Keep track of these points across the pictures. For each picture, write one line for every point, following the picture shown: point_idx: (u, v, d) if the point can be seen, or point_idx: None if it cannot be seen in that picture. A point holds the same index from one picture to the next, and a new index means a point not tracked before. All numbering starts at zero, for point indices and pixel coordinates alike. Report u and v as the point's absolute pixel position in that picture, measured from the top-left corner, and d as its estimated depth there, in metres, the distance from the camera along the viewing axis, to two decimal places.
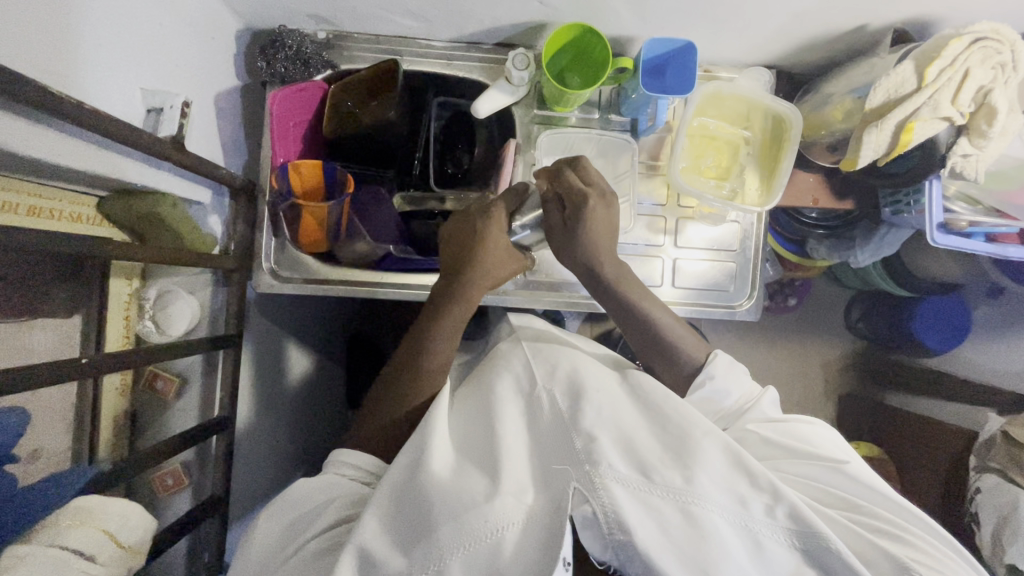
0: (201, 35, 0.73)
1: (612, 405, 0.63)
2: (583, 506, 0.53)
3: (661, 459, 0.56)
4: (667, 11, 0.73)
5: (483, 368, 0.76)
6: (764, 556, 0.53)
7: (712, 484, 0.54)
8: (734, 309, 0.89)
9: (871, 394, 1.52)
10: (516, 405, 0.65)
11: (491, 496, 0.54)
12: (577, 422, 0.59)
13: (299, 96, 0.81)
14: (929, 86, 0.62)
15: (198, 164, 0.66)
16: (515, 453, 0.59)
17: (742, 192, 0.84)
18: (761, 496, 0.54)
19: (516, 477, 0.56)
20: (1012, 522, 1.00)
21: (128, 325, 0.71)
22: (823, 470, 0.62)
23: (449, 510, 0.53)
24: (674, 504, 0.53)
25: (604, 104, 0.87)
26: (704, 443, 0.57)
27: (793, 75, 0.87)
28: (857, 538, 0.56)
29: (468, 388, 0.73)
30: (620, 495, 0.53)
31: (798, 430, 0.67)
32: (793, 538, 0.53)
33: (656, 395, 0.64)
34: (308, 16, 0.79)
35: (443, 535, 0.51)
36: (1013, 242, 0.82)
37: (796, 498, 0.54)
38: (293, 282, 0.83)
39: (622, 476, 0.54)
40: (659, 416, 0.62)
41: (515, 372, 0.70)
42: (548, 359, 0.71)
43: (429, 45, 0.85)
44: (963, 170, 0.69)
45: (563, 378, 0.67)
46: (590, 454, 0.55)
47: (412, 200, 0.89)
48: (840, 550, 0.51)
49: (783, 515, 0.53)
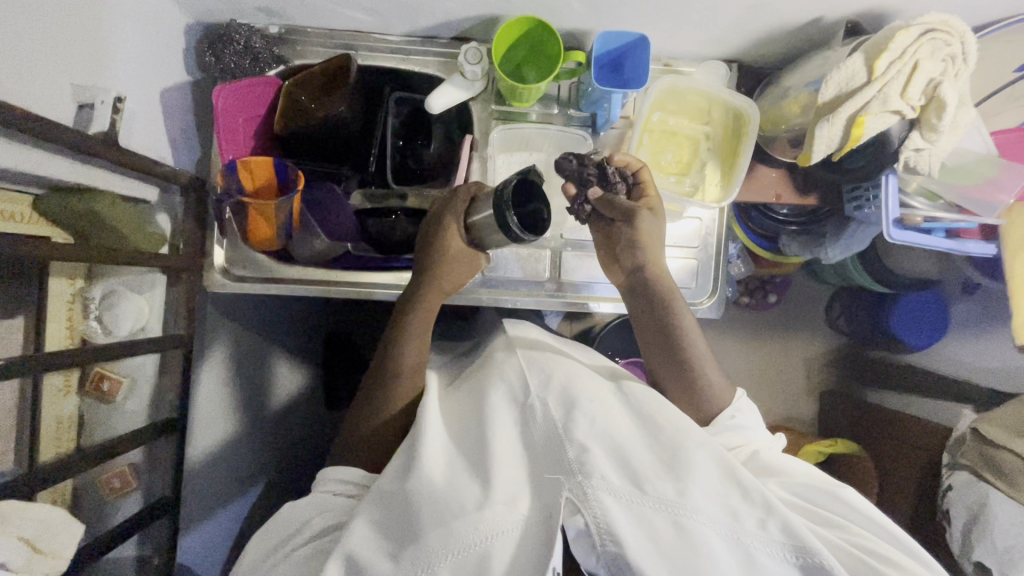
0: (145, 30, 0.71)
1: (607, 413, 0.60)
2: (576, 515, 0.52)
3: (655, 470, 0.54)
4: (618, 5, 0.72)
5: (478, 373, 0.72)
6: (756, 570, 0.51)
7: (705, 497, 0.53)
8: (696, 306, 0.88)
9: (853, 391, 1.51)
10: (508, 415, 0.61)
11: (481, 504, 0.53)
12: (569, 432, 0.57)
13: (247, 91, 0.79)
14: (878, 79, 0.61)
15: (133, 161, 0.65)
16: (507, 462, 0.57)
17: (703, 189, 0.83)
18: (754, 509, 0.53)
19: (508, 483, 0.55)
20: (979, 520, 0.99)
21: (71, 326, 0.69)
22: (819, 493, 0.60)
23: (437, 517, 0.53)
24: (666, 517, 0.51)
25: (563, 99, 0.86)
26: (697, 454, 0.56)
27: (755, 68, 0.86)
28: (848, 556, 0.55)
29: (459, 394, 0.70)
30: (611, 507, 0.51)
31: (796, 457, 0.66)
32: (789, 554, 0.51)
33: (652, 405, 0.62)
34: (256, 9, 0.78)
35: (432, 541, 0.52)
36: (974, 237, 0.81)
37: (789, 514, 0.52)
38: (248, 280, 0.83)
39: (614, 488, 0.53)
40: (654, 427, 0.59)
41: (508, 381, 0.65)
42: (542, 367, 0.66)
43: (385, 39, 0.84)
44: (916, 165, 0.69)
45: (556, 386, 0.63)
46: (582, 464, 0.53)
47: (371, 197, 0.84)
48: (834, 569, 0.50)
49: (775, 529, 0.52)
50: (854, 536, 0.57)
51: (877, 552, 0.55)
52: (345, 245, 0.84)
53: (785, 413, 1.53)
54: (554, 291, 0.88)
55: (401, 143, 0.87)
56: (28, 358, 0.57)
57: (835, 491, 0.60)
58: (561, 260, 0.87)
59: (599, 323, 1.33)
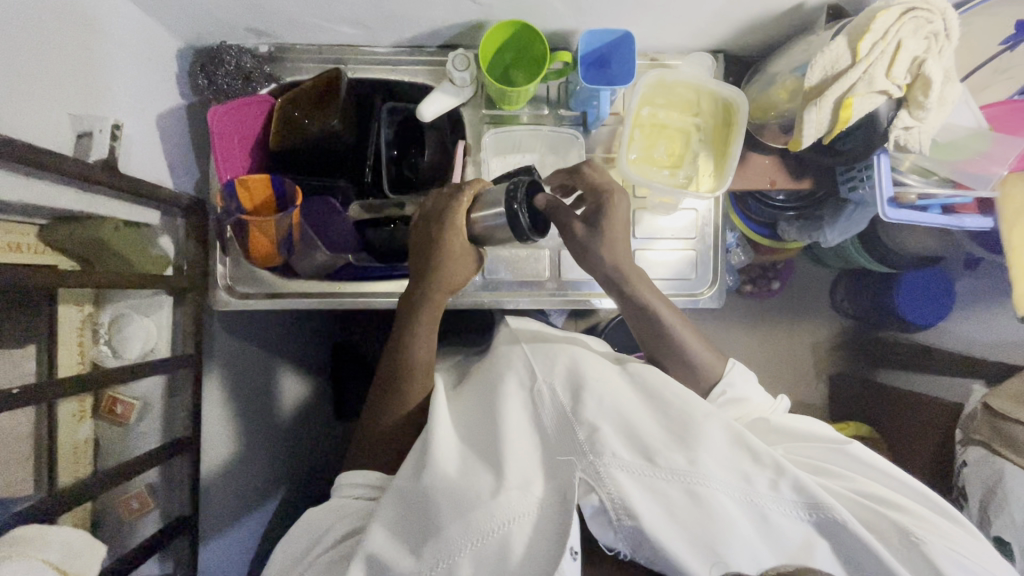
0: (138, 57, 0.73)
1: (613, 391, 0.62)
2: (590, 494, 0.53)
3: (665, 442, 0.56)
4: (601, 4, 0.73)
5: (486, 365, 0.73)
6: (771, 529, 0.53)
7: (717, 465, 0.54)
8: (698, 297, 0.89)
9: (862, 373, 1.51)
10: (517, 398, 0.63)
11: (496, 491, 0.54)
12: (578, 414, 0.59)
13: (242, 112, 0.80)
14: (863, 60, 0.61)
15: (134, 186, 0.66)
16: (518, 449, 0.58)
17: (696, 179, 0.84)
18: (765, 472, 0.55)
19: (521, 469, 0.56)
20: (997, 494, 0.99)
21: (82, 350, 0.71)
22: (826, 453, 0.64)
23: (455, 508, 0.54)
24: (680, 486, 0.53)
25: (553, 100, 0.87)
26: (706, 425, 0.58)
27: (741, 57, 0.86)
28: (859, 507, 0.57)
29: (469, 387, 0.71)
30: (625, 482, 0.53)
31: (804, 420, 0.69)
32: (802, 511, 0.53)
33: (659, 382, 0.64)
34: (246, 29, 0.79)
35: (452, 532, 0.53)
36: (972, 211, 0.80)
37: (800, 473, 0.54)
38: (253, 297, 0.84)
39: (626, 463, 0.54)
40: (660, 401, 0.61)
41: (517, 370, 0.67)
42: (546, 354, 0.68)
43: (373, 51, 0.85)
44: (906, 143, 0.68)
45: (563, 371, 0.65)
46: (593, 444, 0.55)
47: (370, 208, 0.87)
48: (848, 522, 0.52)
49: (788, 489, 0.54)
50: (862, 486, 0.60)
51: (887, 501, 0.58)
52: (346, 257, 0.86)
53: (795, 399, 1.52)
54: (557, 290, 0.88)
55: (395, 154, 0.90)
56: (41, 385, 0.58)
57: (841, 447, 0.63)
58: (560, 259, 0.88)
59: (603, 320, 1.33)
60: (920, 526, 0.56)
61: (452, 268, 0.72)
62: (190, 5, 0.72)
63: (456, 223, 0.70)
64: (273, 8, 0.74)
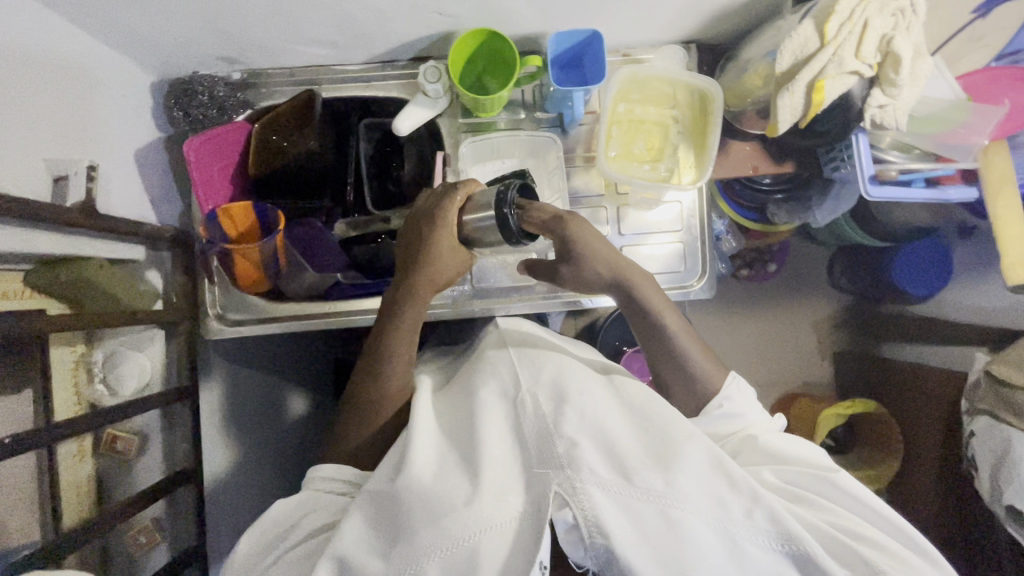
0: (111, 94, 0.73)
1: (596, 406, 0.62)
2: (564, 509, 0.55)
3: (643, 463, 0.57)
4: (568, 5, 0.73)
5: (467, 371, 0.74)
6: (742, 556, 0.54)
7: (691, 489, 0.55)
8: (689, 289, 0.88)
9: (866, 348, 1.50)
10: (500, 407, 0.64)
11: (470, 500, 0.55)
12: (559, 428, 0.59)
13: (219, 140, 0.80)
14: (830, 43, 0.61)
15: (114, 225, 0.66)
16: (496, 456, 0.59)
17: (677, 172, 0.83)
18: (740, 498, 0.56)
19: (497, 477, 0.57)
20: (1008, 461, 0.98)
21: (78, 392, 0.72)
22: (811, 478, 0.63)
23: (428, 514, 0.55)
24: (654, 509, 0.54)
25: (528, 103, 0.86)
26: (686, 447, 0.58)
27: (714, 46, 0.86)
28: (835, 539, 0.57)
29: (448, 396, 0.71)
30: (598, 500, 0.54)
31: (790, 441, 0.69)
32: (774, 541, 0.54)
33: (643, 399, 0.64)
34: (216, 58, 0.79)
35: (423, 537, 0.54)
36: (956, 182, 0.79)
37: (775, 502, 0.55)
38: (245, 326, 0.83)
39: (601, 481, 0.55)
40: (644, 419, 0.62)
41: (500, 376, 0.67)
42: (532, 361, 0.69)
43: (345, 69, 0.85)
44: (883, 122, 0.68)
45: (547, 380, 0.65)
46: (571, 459, 0.56)
47: (356, 224, 0.87)
48: (818, 557, 0.53)
49: (761, 518, 0.55)
50: (840, 517, 0.60)
51: (860, 535, 0.58)
52: (335, 276, 0.85)
53: (800, 380, 1.51)
54: (544, 292, 0.88)
55: (377, 170, 0.88)
56: (37, 431, 0.59)
57: (826, 477, 0.63)
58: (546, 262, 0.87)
59: (601, 317, 1.32)
60: (889, 563, 0.56)
61: (441, 265, 0.70)
62: (159, 39, 0.72)
63: (448, 222, 0.68)
64: (241, 36, 0.74)
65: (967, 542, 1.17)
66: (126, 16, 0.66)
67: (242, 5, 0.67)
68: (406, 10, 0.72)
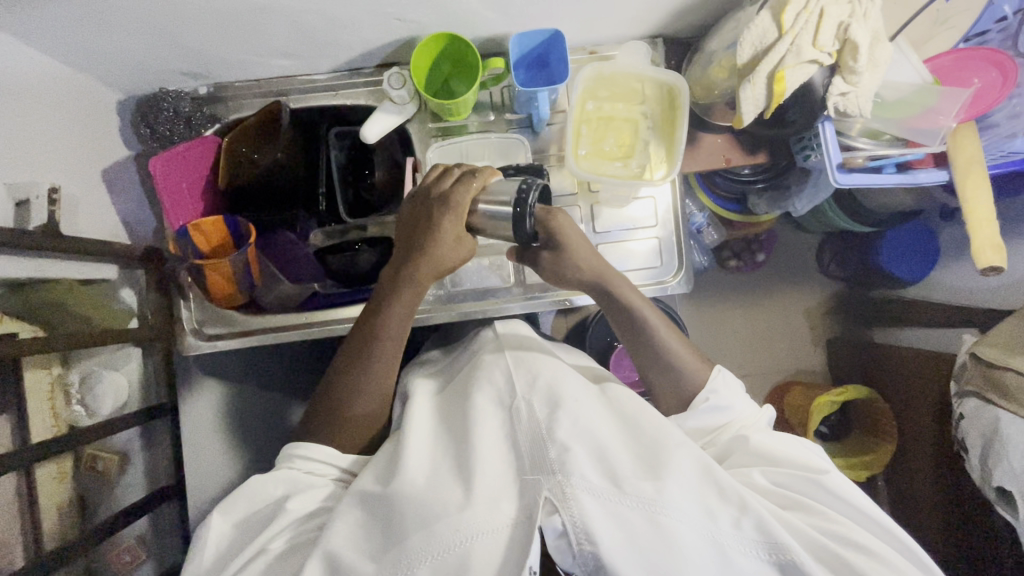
0: (74, 114, 0.73)
1: (589, 413, 0.62)
2: (553, 516, 0.54)
3: (634, 470, 0.57)
4: (527, 6, 0.73)
5: (462, 377, 0.74)
6: (730, 566, 0.54)
7: (681, 496, 0.55)
8: (666, 284, 0.88)
9: (858, 334, 1.49)
10: (494, 414, 0.64)
11: (463, 506, 0.55)
12: (551, 433, 0.59)
13: (184, 155, 0.80)
14: (788, 33, 0.61)
15: (80, 246, 0.66)
16: (489, 464, 0.59)
17: (650, 168, 0.82)
18: (729, 508, 0.56)
19: (490, 483, 0.57)
20: (996, 443, 0.96)
21: (55, 413, 0.71)
22: (802, 483, 0.63)
23: (419, 520, 0.55)
24: (644, 514, 0.54)
25: (497, 105, 0.86)
26: (676, 455, 0.59)
27: (682, 39, 0.86)
28: (822, 549, 0.57)
29: (446, 397, 0.72)
30: (588, 505, 0.53)
31: (784, 440, 0.68)
32: (761, 551, 0.55)
33: (636, 408, 0.65)
34: (181, 73, 0.79)
35: (413, 543, 0.54)
36: (929, 165, 0.79)
37: (763, 510, 0.55)
38: (222, 339, 0.82)
39: (592, 486, 0.54)
40: (636, 428, 0.63)
41: (494, 380, 0.68)
42: (528, 367, 0.68)
43: (311, 79, 0.85)
44: (846, 109, 0.67)
45: (542, 385, 0.65)
46: (562, 464, 0.56)
47: (331, 234, 0.85)
48: (805, 565, 0.54)
49: (750, 527, 0.55)
50: (831, 524, 0.60)
51: (849, 540, 0.58)
52: (311, 287, 0.86)
53: (794, 368, 1.50)
54: (522, 294, 0.88)
55: (350, 177, 0.89)
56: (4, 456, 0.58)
57: (819, 479, 0.62)
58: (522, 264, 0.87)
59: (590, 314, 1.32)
60: (876, 569, 0.56)
61: (445, 251, 0.69)
62: (120, 58, 0.72)
63: (459, 206, 0.67)
64: (202, 50, 0.74)
65: (960, 527, 1.15)
66: (88, 37, 0.66)
67: (201, 20, 0.67)
68: (365, 17, 0.72)
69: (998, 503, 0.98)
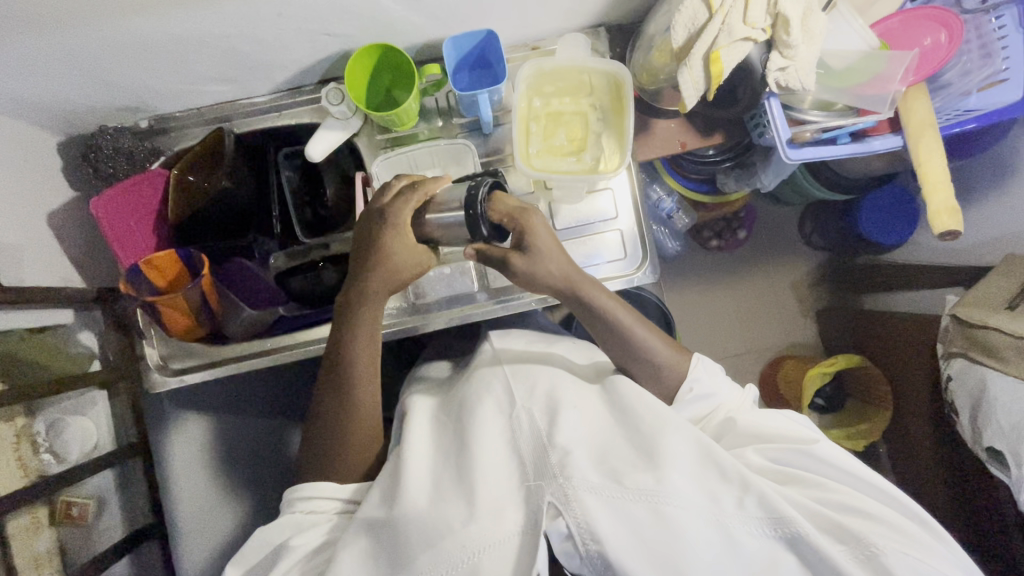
0: (12, 163, 0.72)
1: (586, 416, 0.62)
2: (558, 519, 0.54)
3: (633, 464, 0.56)
4: (455, 8, 0.71)
5: (460, 386, 0.72)
6: (735, 548, 0.54)
7: (684, 485, 0.55)
8: (632, 276, 0.86)
9: (848, 302, 1.45)
10: (496, 423, 0.62)
11: (468, 520, 0.54)
12: (550, 437, 0.58)
13: (132, 192, 0.79)
14: (717, 12, 0.61)
15: (26, 297, 0.66)
16: (491, 472, 0.58)
17: (603, 159, 0.79)
18: (731, 489, 0.56)
19: (495, 495, 0.56)
20: (985, 403, 0.90)
21: (22, 462, 0.71)
22: (798, 456, 0.62)
23: (426, 538, 0.55)
24: (646, 506, 0.53)
25: (444, 110, 0.85)
26: (676, 444, 0.58)
27: (624, 26, 0.84)
28: (824, 520, 0.57)
29: (446, 409, 0.70)
30: (591, 505, 0.53)
31: (771, 416, 0.68)
32: (767, 528, 0.54)
33: (632, 396, 0.64)
34: (119, 109, 0.78)
35: (422, 563, 0.54)
36: (884, 132, 0.78)
37: (765, 486, 0.55)
38: (191, 374, 0.80)
39: (594, 485, 0.54)
40: (633, 418, 0.62)
41: (494, 393, 0.66)
42: (525, 376, 0.68)
43: (252, 101, 0.84)
44: (787, 84, 0.66)
45: (540, 394, 0.64)
46: (563, 467, 0.55)
47: (292, 254, 0.85)
48: (811, 539, 0.53)
49: (753, 505, 0.55)
50: (832, 493, 0.60)
51: (851, 507, 0.58)
52: (277, 310, 0.85)
53: (786, 342, 1.47)
54: (489, 300, 0.86)
55: (307, 199, 0.87)
56: None
57: (808, 449, 0.62)
58: (486, 269, 0.85)
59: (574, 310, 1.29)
60: (878, 534, 0.56)
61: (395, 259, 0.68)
62: (50, 101, 0.71)
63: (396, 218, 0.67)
64: (134, 85, 0.73)
65: (965, 493, 1.07)
66: (15, 84, 0.65)
67: (126, 57, 0.67)
68: (293, 37, 0.71)
69: (989, 463, 0.93)
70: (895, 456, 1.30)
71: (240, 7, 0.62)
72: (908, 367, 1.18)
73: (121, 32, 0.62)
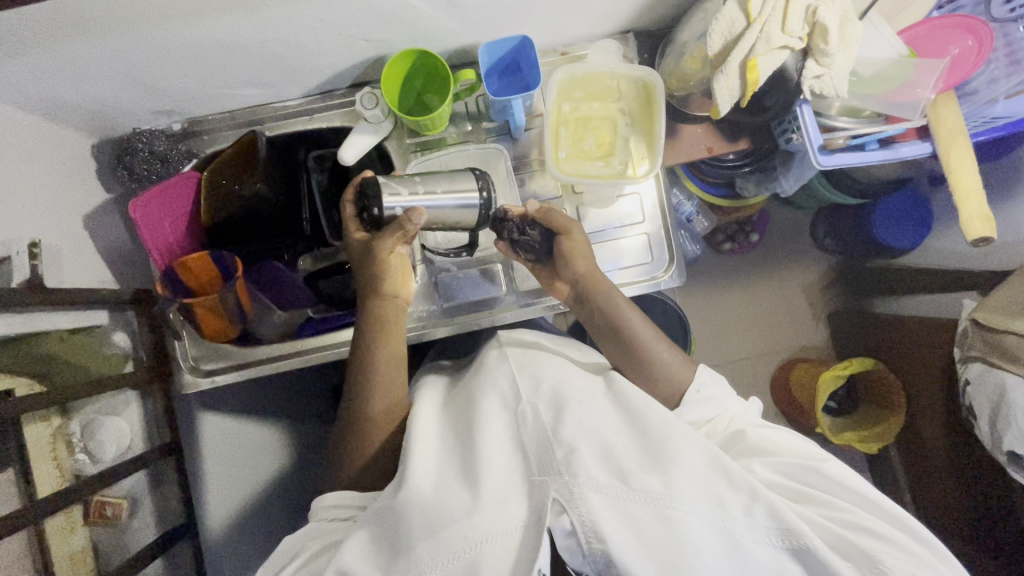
0: (50, 164, 0.72)
1: (594, 414, 0.61)
2: (562, 516, 0.53)
3: (640, 465, 0.56)
4: (491, 14, 0.72)
5: (467, 383, 0.72)
6: (745, 557, 0.53)
7: (688, 487, 0.54)
8: (658, 279, 0.87)
9: (859, 307, 1.45)
10: (502, 420, 0.62)
11: (471, 512, 0.54)
12: (558, 433, 0.58)
13: (167, 193, 0.79)
14: (756, 20, 0.62)
15: (66, 296, 0.66)
16: (497, 467, 0.57)
17: (632, 164, 0.80)
18: (739, 496, 0.55)
19: (497, 487, 0.56)
20: (1004, 407, 0.90)
21: (59, 464, 0.71)
22: (804, 471, 0.62)
23: (428, 526, 0.54)
24: (652, 510, 0.53)
25: (473, 115, 0.86)
26: (683, 448, 0.58)
27: (651, 32, 0.85)
28: (831, 536, 0.57)
29: (455, 400, 0.70)
30: (595, 504, 0.52)
31: (779, 433, 0.67)
32: (774, 536, 0.54)
33: (635, 398, 0.64)
34: (154, 112, 0.79)
35: (422, 552, 0.53)
36: (912, 138, 0.79)
37: (774, 498, 0.55)
38: (223, 373, 0.81)
39: (600, 484, 0.54)
40: (639, 421, 0.61)
41: (498, 388, 0.66)
42: (533, 371, 0.67)
43: (285, 105, 0.85)
44: (823, 91, 0.67)
45: (546, 390, 0.64)
46: (568, 464, 0.54)
47: (319, 258, 0.88)
48: (820, 552, 0.53)
49: (762, 514, 0.54)
50: (840, 511, 0.59)
51: (855, 523, 0.58)
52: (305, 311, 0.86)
53: (798, 346, 1.47)
54: (514, 303, 0.86)
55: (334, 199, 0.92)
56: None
57: (816, 466, 0.62)
58: (512, 271, 0.86)
59: None
60: (884, 552, 0.56)
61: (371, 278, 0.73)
62: (88, 104, 0.72)
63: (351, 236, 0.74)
64: (171, 88, 0.74)
65: (981, 498, 1.07)
66: (58, 88, 0.66)
67: (170, 62, 0.68)
68: (331, 42, 0.72)
69: (1010, 468, 0.92)
70: (906, 461, 1.29)
71: (283, 13, 0.63)
72: (920, 370, 1.18)
73: (166, 38, 0.62)
